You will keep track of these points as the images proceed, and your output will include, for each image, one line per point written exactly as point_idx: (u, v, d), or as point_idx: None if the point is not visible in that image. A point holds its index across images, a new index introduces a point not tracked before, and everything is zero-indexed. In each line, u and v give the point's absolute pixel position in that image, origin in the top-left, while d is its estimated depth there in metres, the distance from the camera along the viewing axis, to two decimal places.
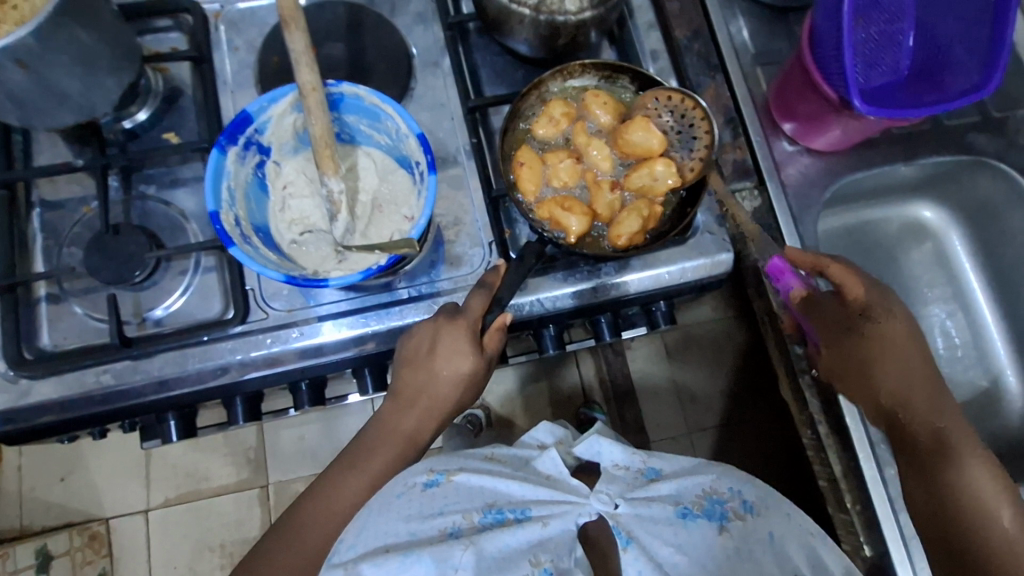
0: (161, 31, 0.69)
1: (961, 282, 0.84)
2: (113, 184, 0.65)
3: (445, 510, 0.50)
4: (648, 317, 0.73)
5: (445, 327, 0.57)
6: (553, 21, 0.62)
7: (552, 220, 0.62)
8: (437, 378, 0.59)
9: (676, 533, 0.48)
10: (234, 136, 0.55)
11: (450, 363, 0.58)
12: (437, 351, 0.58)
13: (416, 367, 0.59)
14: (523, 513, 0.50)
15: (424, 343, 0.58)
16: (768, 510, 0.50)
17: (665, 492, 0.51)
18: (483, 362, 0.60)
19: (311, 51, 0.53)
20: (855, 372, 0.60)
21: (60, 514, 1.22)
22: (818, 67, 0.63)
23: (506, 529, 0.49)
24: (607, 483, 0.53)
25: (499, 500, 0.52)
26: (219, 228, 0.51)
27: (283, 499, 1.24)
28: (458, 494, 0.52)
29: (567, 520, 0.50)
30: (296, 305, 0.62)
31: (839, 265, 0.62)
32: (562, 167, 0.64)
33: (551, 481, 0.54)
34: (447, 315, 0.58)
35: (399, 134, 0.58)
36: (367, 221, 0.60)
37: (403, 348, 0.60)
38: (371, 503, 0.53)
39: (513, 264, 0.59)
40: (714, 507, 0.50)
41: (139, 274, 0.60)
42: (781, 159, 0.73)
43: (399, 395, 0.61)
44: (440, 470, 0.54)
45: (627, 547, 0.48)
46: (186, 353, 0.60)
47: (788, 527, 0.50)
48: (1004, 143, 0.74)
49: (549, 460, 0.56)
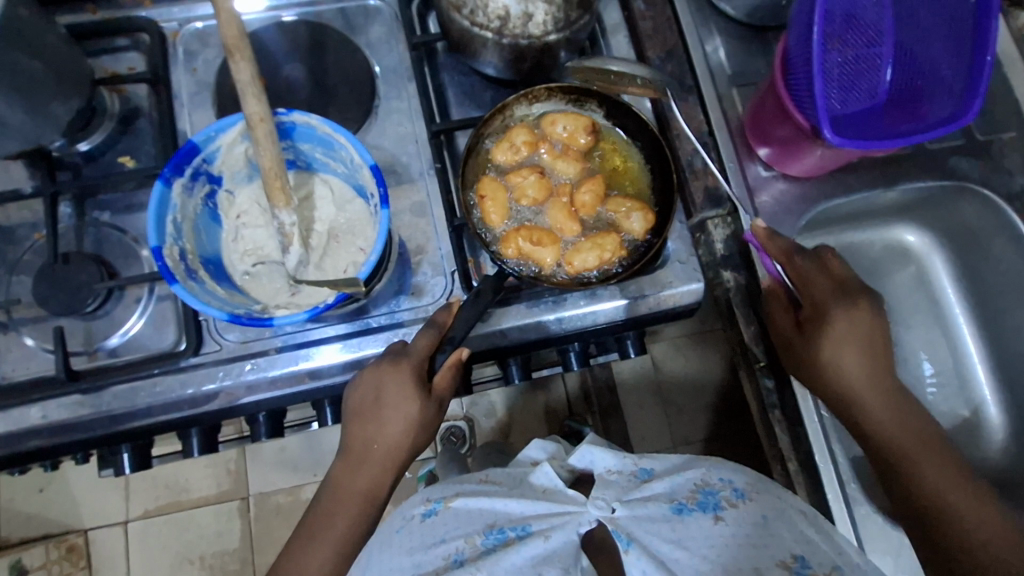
0: (119, 50, 0.67)
1: (945, 308, 0.82)
2: (65, 210, 0.63)
3: (447, 537, 0.51)
4: (620, 345, 0.71)
5: (389, 374, 0.56)
6: (517, 45, 0.60)
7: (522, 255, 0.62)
8: (388, 425, 0.57)
9: (674, 529, 0.48)
10: (180, 166, 0.53)
11: (397, 411, 0.56)
12: (383, 401, 0.56)
13: (365, 418, 0.57)
14: (523, 530, 0.51)
15: (370, 393, 0.56)
16: (760, 493, 0.51)
17: (659, 490, 0.53)
18: (432, 405, 0.58)
19: (259, 82, 0.51)
20: (805, 378, 0.60)
21: (39, 525, 1.21)
22: (791, 93, 0.61)
23: (510, 549, 0.49)
24: (602, 490, 0.54)
25: (499, 520, 0.52)
26: (161, 264, 0.50)
27: (263, 511, 1.23)
28: (458, 519, 0.53)
29: (568, 531, 0.51)
30: (250, 336, 0.61)
31: (800, 268, 0.60)
32: (529, 183, 0.64)
33: (547, 494, 0.55)
34: (391, 357, 0.57)
35: (354, 163, 0.57)
36: (321, 253, 0.58)
37: (349, 400, 0.58)
38: (376, 542, 0.55)
39: (468, 300, 0.57)
40: (707, 498, 0.51)
41: (92, 303, 0.59)
42: (755, 184, 0.71)
43: (351, 450, 0.59)
44: (436, 499, 0.56)
45: (628, 548, 0.49)
46: (137, 387, 0.58)
47: (782, 507, 0.51)
48: (988, 167, 0.72)
49: (543, 475, 0.58)
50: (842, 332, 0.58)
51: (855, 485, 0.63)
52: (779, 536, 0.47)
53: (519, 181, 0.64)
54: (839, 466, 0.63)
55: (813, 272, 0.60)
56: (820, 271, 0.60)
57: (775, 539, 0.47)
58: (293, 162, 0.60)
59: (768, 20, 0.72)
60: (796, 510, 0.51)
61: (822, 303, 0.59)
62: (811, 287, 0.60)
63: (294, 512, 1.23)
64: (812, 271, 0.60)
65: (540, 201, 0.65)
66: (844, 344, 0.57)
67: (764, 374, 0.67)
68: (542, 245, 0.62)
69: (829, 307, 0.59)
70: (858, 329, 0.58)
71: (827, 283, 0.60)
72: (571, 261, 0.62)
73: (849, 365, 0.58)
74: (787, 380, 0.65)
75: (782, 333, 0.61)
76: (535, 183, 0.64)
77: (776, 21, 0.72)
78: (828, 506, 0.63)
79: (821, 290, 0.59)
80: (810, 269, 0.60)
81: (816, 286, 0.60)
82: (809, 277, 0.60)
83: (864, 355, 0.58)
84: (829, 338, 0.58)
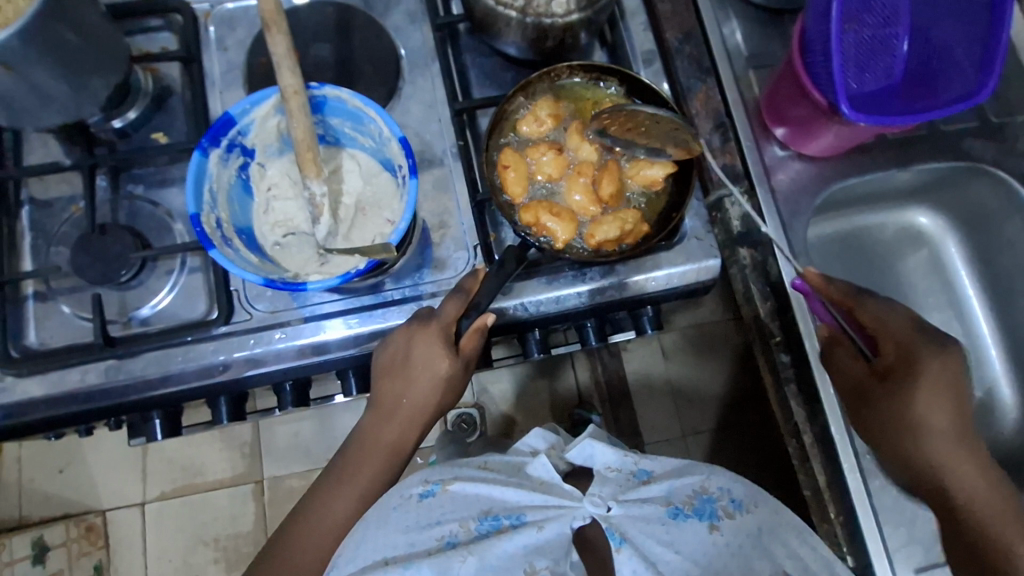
0: (152, 30, 0.69)
1: (958, 291, 0.83)
2: (100, 183, 0.65)
3: (443, 520, 0.50)
4: (636, 322, 0.73)
5: (418, 333, 0.58)
6: (540, 24, 0.61)
7: (538, 225, 0.63)
8: (414, 384, 0.59)
9: (668, 532, 0.47)
10: (216, 138, 0.55)
11: (426, 369, 0.59)
12: (413, 359, 0.58)
13: (394, 375, 0.60)
14: (518, 520, 0.49)
15: (400, 351, 0.59)
16: (757, 507, 0.50)
17: (657, 492, 0.50)
18: (460, 365, 0.60)
19: (293, 55, 0.53)
20: (878, 430, 0.59)
21: (58, 505, 1.23)
22: (808, 72, 0.62)
23: (502, 536, 0.48)
24: (599, 486, 0.52)
25: (494, 507, 0.51)
26: (199, 230, 0.52)
27: (278, 494, 1.25)
28: (454, 503, 0.51)
29: (562, 523, 0.49)
30: (280, 306, 0.63)
31: (873, 314, 0.59)
32: (546, 161, 0.65)
33: (544, 487, 0.53)
34: (419, 319, 0.59)
35: (382, 137, 0.58)
36: (350, 224, 0.60)
37: (379, 358, 0.60)
38: (369, 517, 0.52)
39: (492, 269, 0.59)
40: (705, 506, 0.49)
41: (126, 273, 0.61)
42: (772, 164, 0.72)
43: (378, 405, 0.62)
44: (435, 480, 0.54)
45: (621, 547, 0.47)
46: (170, 354, 0.60)
47: (777, 521, 0.50)
48: (1001, 149, 0.73)
49: (541, 466, 0.54)
50: (928, 384, 0.57)
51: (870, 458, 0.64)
52: (767, 549, 0.47)
53: (538, 160, 0.65)
54: (854, 438, 0.64)
55: (883, 318, 0.59)
56: (890, 317, 0.59)
57: (762, 552, 0.47)
58: (323, 137, 0.62)
59: (784, 3, 0.73)
60: (786, 522, 0.51)
61: (895, 347, 0.58)
62: (884, 338, 0.59)
63: None
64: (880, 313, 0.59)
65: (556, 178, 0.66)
66: (928, 397, 0.57)
67: (779, 348, 0.69)
68: (560, 219, 0.62)
69: (911, 354, 0.57)
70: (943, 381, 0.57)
71: (902, 326, 0.58)
72: (592, 234, 0.63)
73: (930, 419, 0.57)
74: (803, 355, 0.66)
75: (852, 381, 0.60)
76: (552, 160, 0.65)
77: (792, 4, 0.73)
78: (843, 479, 0.63)
79: (893, 335, 0.58)
80: (884, 315, 0.59)
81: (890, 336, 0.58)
82: (883, 322, 0.59)
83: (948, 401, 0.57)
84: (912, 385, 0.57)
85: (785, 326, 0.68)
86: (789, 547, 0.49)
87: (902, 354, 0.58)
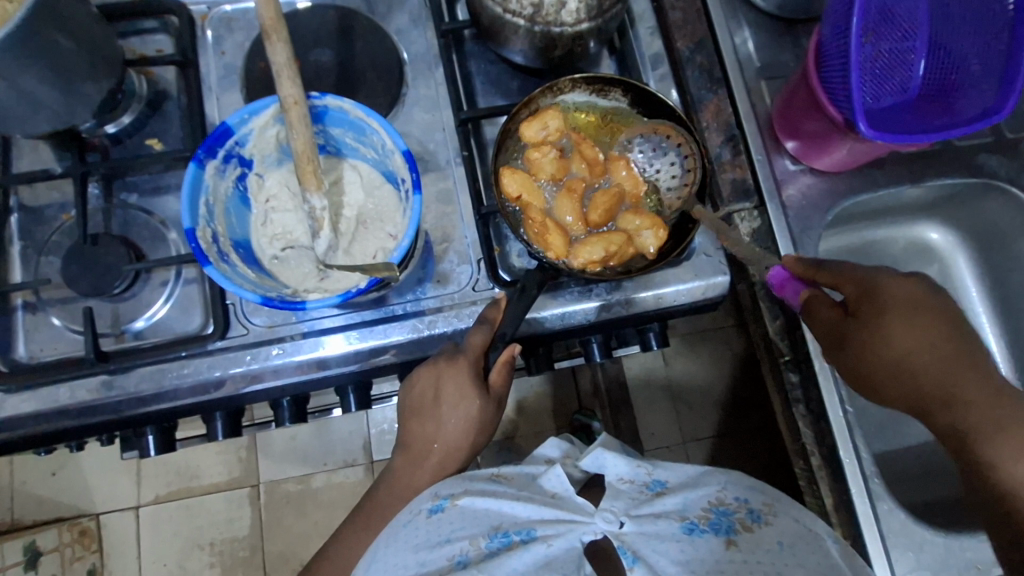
0: (147, 33, 0.67)
1: (969, 307, 0.81)
2: (93, 191, 0.63)
3: (452, 536, 0.47)
4: (641, 337, 0.71)
5: (446, 370, 0.57)
6: (549, 32, 0.60)
7: (540, 239, 0.60)
8: (445, 425, 0.58)
9: (682, 549, 0.44)
10: (213, 149, 0.54)
11: (455, 410, 0.58)
12: (442, 400, 0.57)
13: (423, 417, 0.59)
14: (528, 534, 0.46)
15: (428, 390, 0.58)
16: (776, 516, 0.47)
17: (671, 506, 0.48)
18: (491, 403, 0.59)
19: (294, 64, 0.51)
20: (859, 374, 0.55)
21: (50, 509, 1.21)
22: (824, 85, 0.60)
23: (513, 552, 0.44)
24: (612, 500, 0.50)
25: (505, 522, 0.48)
26: (195, 246, 0.50)
27: (274, 499, 1.24)
28: (464, 518, 0.48)
29: (570, 538, 0.46)
30: (277, 320, 0.61)
31: (827, 270, 0.58)
32: (547, 160, 0.62)
33: (557, 500, 0.50)
34: (447, 357, 0.57)
35: (385, 149, 0.57)
36: (350, 238, 0.58)
37: (407, 398, 0.59)
38: (381, 537, 0.50)
39: (515, 296, 0.58)
40: (720, 520, 0.46)
41: (119, 285, 0.59)
42: (782, 177, 0.70)
43: (408, 448, 0.60)
44: (445, 495, 0.52)
45: (633, 566, 0.44)
46: (164, 369, 0.58)
47: (799, 531, 0.46)
48: (1017, 165, 0.72)
49: (554, 477, 0.53)
50: (897, 305, 0.54)
51: (879, 482, 0.63)
52: (792, 563, 0.43)
53: (534, 158, 0.62)
54: (863, 462, 0.63)
55: (824, 310, 0.57)
56: (823, 317, 0.57)
57: (786, 565, 0.43)
58: (323, 147, 0.60)
59: (798, 13, 0.71)
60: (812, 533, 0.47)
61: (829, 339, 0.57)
62: (845, 284, 0.57)
63: (304, 501, 1.24)
64: (821, 306, 0.58)
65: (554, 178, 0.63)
66: (901, 322, 0.53)
67: (788, 368, 0.67)
68: (554, 233, 0.59)
69: (873, 291, 0.55)
70: (883, 352, 0.54)
71: (829, 321, 0.57)
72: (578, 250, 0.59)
73: (920, 333, 0.53)
74: (812, 375, 0.65)
75: (828, 325, 0.57)
76: (552, 158, 0.62)
77: (807, 13, 0.72)
78: (852, 503, 0.63)
79: (825, 332, 0.57)
80: (840, 265, 0.58)
81: (851, 276, 0.57)
82: (842, 271, 0.58)
83: (903, 365, 0.53)
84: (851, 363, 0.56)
85: (794, 345, 0.67)
86: (819, 557, 0.44)
87: (841, 343, 0.56)
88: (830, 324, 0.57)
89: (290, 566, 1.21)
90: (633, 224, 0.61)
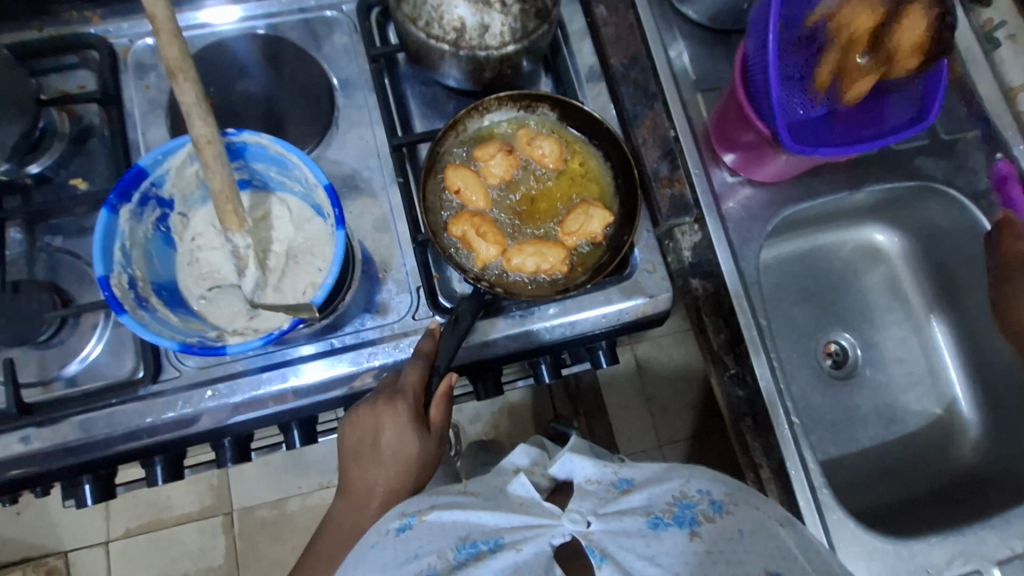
0: (68, 68, 0.65)
1: (915, 306, 0.81)
2: (16, 235, 0.61)
3: (420, 552, 0.44)
4: (591, 355, 0.71)
5: (385, 413, 0.55)
6: (475, 56, 0.59)
7: (464, 239, 0.62)
8: (386, 467, 0.57)
9: (648, 544, 0.43)
10: (128, 192, 0.52)
11: (396, 452, 0.56)
12: (382, 443, 0.56)
13: (365, 462, 0.57)
14: (495, 543, 0.45)
15: (367, 435, 0.56)
16: (737, 505, 0.46)
17: (637, 502, 0.47)
18: (431, 440, 0.58)
19: (205, 102, 0.49)
20: None
21: (16, 550, 1.18)
22: (750, 99, 0.61)
23: (480, 562, 0.43)
24: (579, 501, 0.48)
25: (473, 532, 0.46)
26: (108, 295, 0.48)
27: (247, 526, 1.22)
28: (431, 534, 0.46)
29: (540, 542, 0.45)
30: (211, 361, 0.59)
31: None
32: (494, 160, 0.64)
33: (524, 507, 0.49)
34: (386, 397, 0.56)
35: (309, 182, 0.55)
36: (280, 274, 0.57)
37: (347, 440, 0.57)
38: (349, 560, 0.47)
39: (447, 327, 0.58)
40: (684, 513, 0.45)
41: (45, 332, 0.57)
42: (722, 190, 0.70)
43: (349, 492, 0.58)
44: (412, 512, 0.49)
45: (601, 565, 0.43)
46: (93, 418, 0.57)
47: (758, 517, 0.45)
48: (954, 166, 0.73)
49: (520, 486, 0.51)
50: None
51: (828, 492, 0.63)
52: (750, 552, 0.42)
53: (483, 153, 0.64)
54: (811, 473, 0.63)
55: None
56: None
57: (748, 555, 0.42)
58: (249, 181, 0.59)
59: (732, 23, 0.72)
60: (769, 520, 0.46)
61: None
62: None
63: (278, 526, 1.22)
64: None
65: (504, 180, 0.65)
66: None
67: (733, 381, 0.67)
68: (487, 238, 0.61)
69: None
70: None
71: None
72: (510, 261, 0.62)
73: None
74: (758, 387, 0.64)
75: None
76: (502, 159, 0.64)
77: (740, 24, 0.72)
78: (802, 514, 0.63)
79: None
80: None
81: None
82: None
83: None
84: None
85: (739, 359, 0.66)
86: (778, 545, 0.44)
87: None
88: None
89: None
90: (580, 216, 0.62)
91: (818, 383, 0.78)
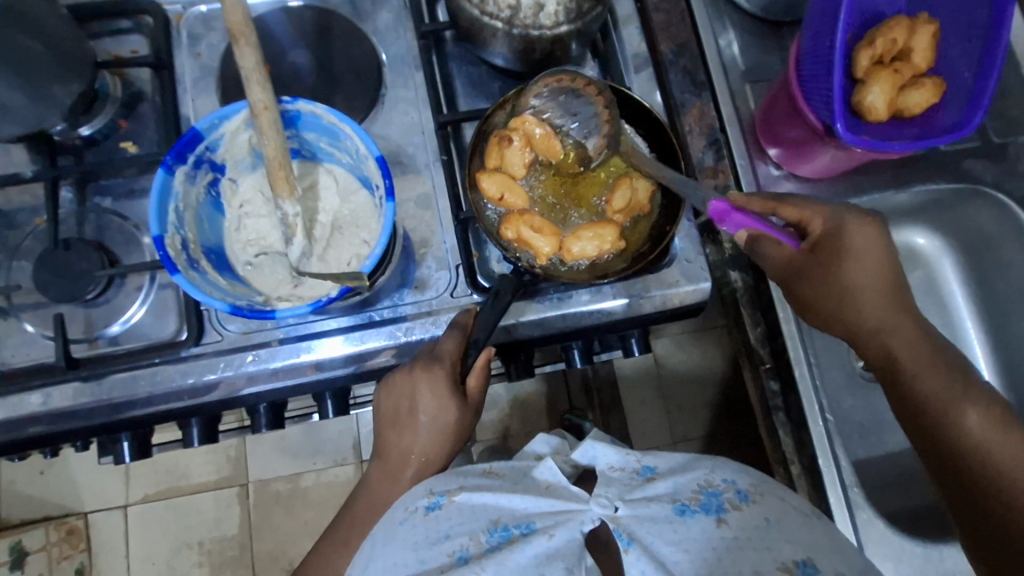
0: (121, 33, 0.66)
1: (953, 311, 0.80)
2: (66, 194, 0.62)
3: (451, 533, 0.45)
4: (623, 343, 0.71)
5: (422, 379, 0.56)
6: (527, 35, 0.59)
7: (520, 240, 0.60)
8: (421, 433, 0.58)
9: (676, 530, 0.43)
10: (183, 154, 0.53)
11: (433, 418, 0.57)
12: (418, 408, 0.57)
13: (400, 428, 0.58)
14: (527, 528, 0.45)
15: (404, 401, 0.57)
16: (764, 495, 0.45)
17: (662, 490, 0.47)
18: (469, 410, 0.59)
19: (264, 69, 0.50)
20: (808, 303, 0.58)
21: (38, 508, 1.21)
22: (805, 89, 0.59)
23: (514, 547, 0.43)
24: (605, 486, 0.48)
25: (503, 516, 0.46)
26: (162, 254, 0.49)
27: (263, 498, 1.23)
28: (461, 515, 0.46)
29: (571, 528, 0.45)
30: (253, 327, 0.60)
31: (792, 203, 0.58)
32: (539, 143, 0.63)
33: (551, 491, 0.49)
34: (424, 362, 0.56)
35: (359, 154, 0.56)
36: (325, 244, 0.57)
37: (382, 407, 0.59)
38: (377, 535, 0.48)
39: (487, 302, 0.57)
40: (711, 500, 0.45)
41: (92, 291, 0.58)
42: (766, 183, 0.70)
43: (385, 459, 0.60)
44: (440, 491, 0.49)
45: (628, 547, 0.43)
46: (137, 376, 0.58)
47: (788, 510, 0.44)
48: (1002, 170, 0.71)
49: (547, 470, 0.51)
50: (852, 249, 0.55)
51: (858, 490, 0.63)
52: (782, 541, 0.41)
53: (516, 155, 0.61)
54: (842, 471, 0.62)
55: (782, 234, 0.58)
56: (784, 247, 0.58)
57: (775, 542, 0.41)
58: (298, 151, 0.60)
59: (784, 15, 0.71)
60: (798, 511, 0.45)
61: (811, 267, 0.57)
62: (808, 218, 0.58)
63: (292, 500, 1.24)
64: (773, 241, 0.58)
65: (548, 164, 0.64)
66: (856, 267, 0.55)
67: (767, 375, 0.67)
68: (543, 233, 0.60)
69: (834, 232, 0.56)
70: (865, 260, 0.55)
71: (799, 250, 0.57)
72: (570, 250, 0.60)
73: (855, 271, 0.55)
74: (794, 383, 0.64)
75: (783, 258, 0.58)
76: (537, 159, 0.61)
77: (792, 16, 0.71)
78: (831, 513, 0.62)
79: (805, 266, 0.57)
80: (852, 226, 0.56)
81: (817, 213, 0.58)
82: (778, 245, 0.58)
83: (864, 286, 0.56)
84: (855, 307, 0.56)
85: (775, 352, 0.66)
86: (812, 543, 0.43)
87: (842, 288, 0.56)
88: (879, 258, 0.56)
89: (280, 564, 1.21)
90: (624, 195, 0.61)
91: (850, 383, 0.77)
